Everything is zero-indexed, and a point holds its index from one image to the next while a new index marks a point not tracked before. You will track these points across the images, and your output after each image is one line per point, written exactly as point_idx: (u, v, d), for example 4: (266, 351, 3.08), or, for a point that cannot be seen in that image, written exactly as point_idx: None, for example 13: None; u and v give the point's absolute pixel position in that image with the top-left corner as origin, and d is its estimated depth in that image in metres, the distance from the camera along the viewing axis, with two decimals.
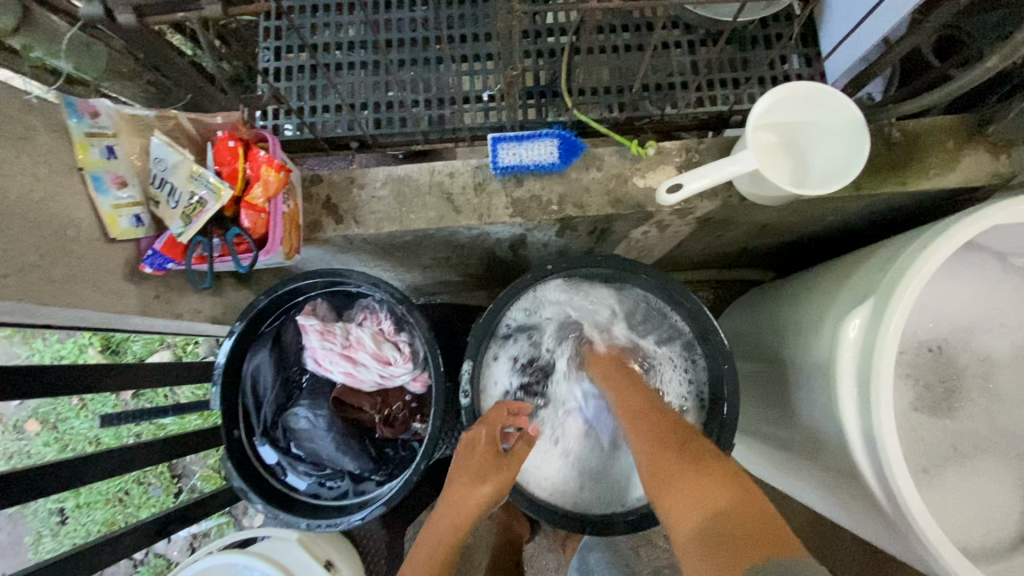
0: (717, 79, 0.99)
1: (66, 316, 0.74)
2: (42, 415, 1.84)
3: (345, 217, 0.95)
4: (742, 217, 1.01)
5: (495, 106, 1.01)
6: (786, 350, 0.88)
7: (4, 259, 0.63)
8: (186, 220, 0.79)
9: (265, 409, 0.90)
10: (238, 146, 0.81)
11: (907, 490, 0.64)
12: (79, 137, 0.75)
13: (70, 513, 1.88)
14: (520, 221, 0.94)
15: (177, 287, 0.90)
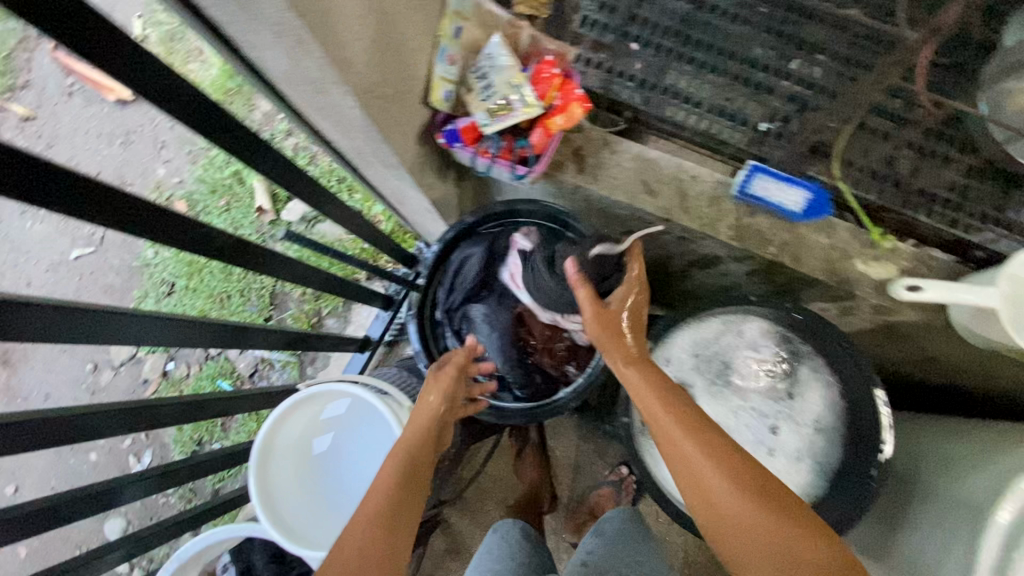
0: (977, 211, 0.98)
1: (373, 147, 0.86)
2: (194, 201, 1.91)
3: (587, 170, 1.04)
4: (925, 340, 1.04)
5: (766, 142, 1.03)
6: (932, 482, 0.89)
7: (380, 85, 0.75)
8: (491, 115, 0.89)
9: (454, 292, 1.03)
10: (557, 74, 0.90)
11: None
12: (448, 12, 0.88)
13: (177, 290, 2.07)
14: (736, 245, 1.00)
15: (433, 161, 1.02)
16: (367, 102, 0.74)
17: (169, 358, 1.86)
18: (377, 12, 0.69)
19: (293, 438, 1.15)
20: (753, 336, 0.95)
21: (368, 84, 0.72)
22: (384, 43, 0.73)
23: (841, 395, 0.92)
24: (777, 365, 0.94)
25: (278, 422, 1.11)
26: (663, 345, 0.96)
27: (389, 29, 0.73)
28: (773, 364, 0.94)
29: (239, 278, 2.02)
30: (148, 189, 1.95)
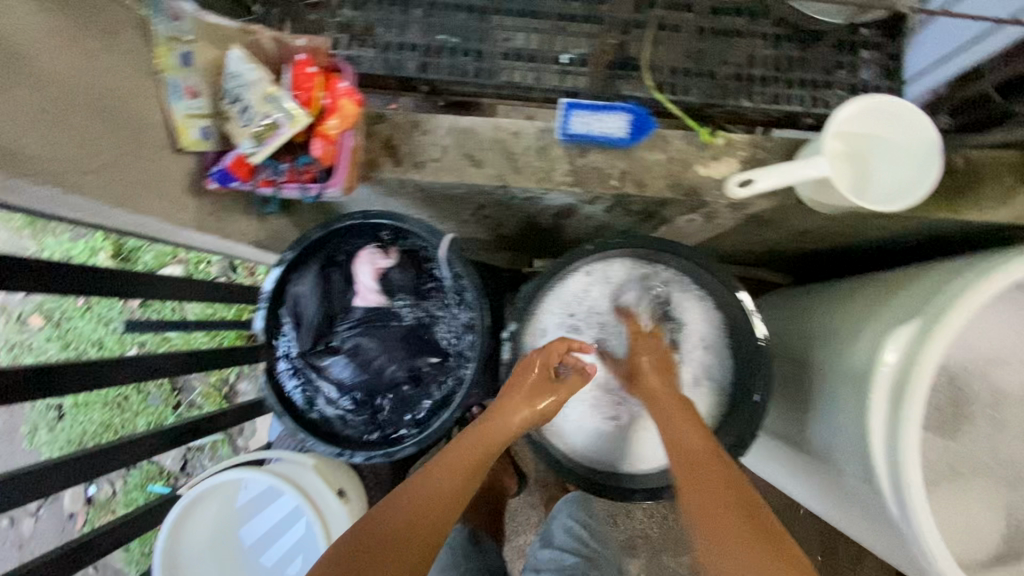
0: (797, 78, 0.95)
1: (131, 220, 0.73)
2: (49, 311, 1.77)
3: (404, 160, 0.95)
4: (790, 219, 1.04)
5: (572, 72, 0.96)
6: (818, 357, 0.91)
7: (87, 156, 0.63)
8: (257, 141, 0.77)
9: (303, 338, 0.89)
10: (317, 73, 0.78)
11: (919, 503, 0.68)
12: (160, 40, 0.73)
13: (68, 411, 1.86)
14: (578, 190, 0.94)
15: (230, 205, 0.90)
16: (73, 179, 0.61)
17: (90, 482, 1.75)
18: (32, 73, 0.56)
19: (200, 540, 1.06)
20: (618, 277, 0.91)
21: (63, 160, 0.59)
22: (65, 107, 0.60)
23: (715, 308, 0.90)
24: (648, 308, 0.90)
25: (173, 534, 1.01)
26: (534, 320, 0.91)
27: (64, 90, 0.60)
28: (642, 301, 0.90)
29: None
30: None
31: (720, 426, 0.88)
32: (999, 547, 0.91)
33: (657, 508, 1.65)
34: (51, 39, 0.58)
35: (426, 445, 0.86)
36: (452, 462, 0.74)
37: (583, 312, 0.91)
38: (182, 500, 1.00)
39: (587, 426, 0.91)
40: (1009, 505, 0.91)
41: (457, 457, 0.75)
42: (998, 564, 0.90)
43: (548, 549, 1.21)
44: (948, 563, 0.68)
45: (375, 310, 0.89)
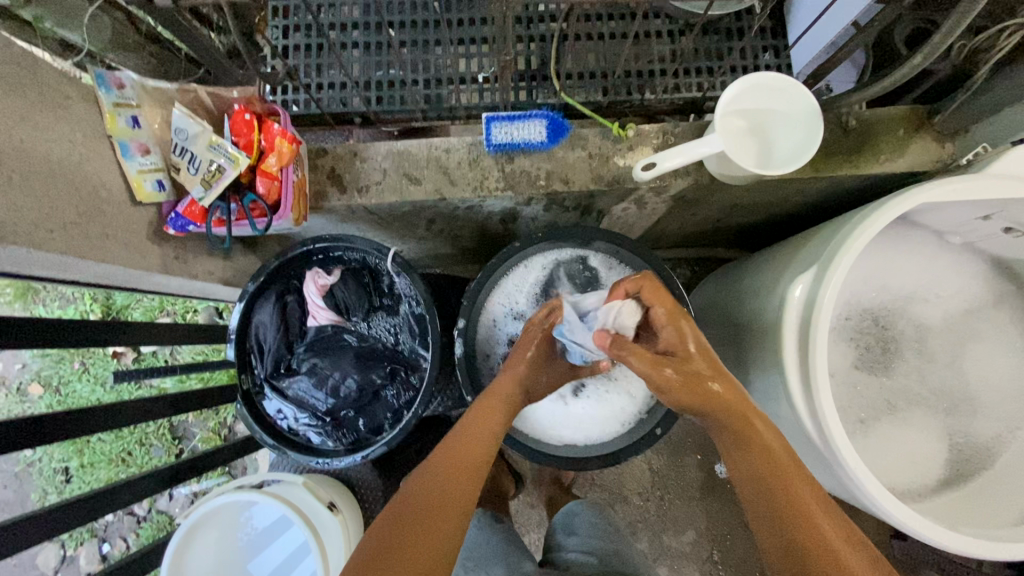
0: (692, 67, 1.09)
1: (100, 270, 0.81)
2: (46, 378, 1.83)
3: (348, 187, 1.03)
4: (715, 195, 1.11)
5: (488, 88, 1.11)
6: (745, 315, 0.99)
7: (50, 216, 0.71)
8: (206, 186, 0.87)
9: (265, 364, 0.97)
10: (253, 119, 0.88)
11: (836, 426, 0.77)
12: (107, 107, 0.82)
13: (74, 473, 1.91)
14: (510, 193, 1.02)
15: (193, 248, 0.98)
16: (40, 237, 0.69)
17: (103, 540, 1.81)
18: None
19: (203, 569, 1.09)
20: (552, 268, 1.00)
21: (28, 222, 0.67)
22: (25, 175, 0.68)
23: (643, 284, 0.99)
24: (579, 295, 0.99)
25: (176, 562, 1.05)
26: (482, 315, 0.98)
27: (23, 161, 0.68)
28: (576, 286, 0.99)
29: (130, 430, 1.88)
30: None
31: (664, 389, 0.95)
32: (945, 471, 0.96)
33: (651, 491, 1.69)
34: (6, 119, 0.67)
35: (393, 445, 0.94)
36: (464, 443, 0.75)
37: (525, 302, 0.99)
38: (180, 527, 1.05)
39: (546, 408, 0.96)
40: (948, 430, 0.97)
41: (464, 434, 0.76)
42: (946, 487, 0.95)
43: (576, 537, 1.10)
44: (870, 478, 0.78)
45: (329, 330, 0.98)
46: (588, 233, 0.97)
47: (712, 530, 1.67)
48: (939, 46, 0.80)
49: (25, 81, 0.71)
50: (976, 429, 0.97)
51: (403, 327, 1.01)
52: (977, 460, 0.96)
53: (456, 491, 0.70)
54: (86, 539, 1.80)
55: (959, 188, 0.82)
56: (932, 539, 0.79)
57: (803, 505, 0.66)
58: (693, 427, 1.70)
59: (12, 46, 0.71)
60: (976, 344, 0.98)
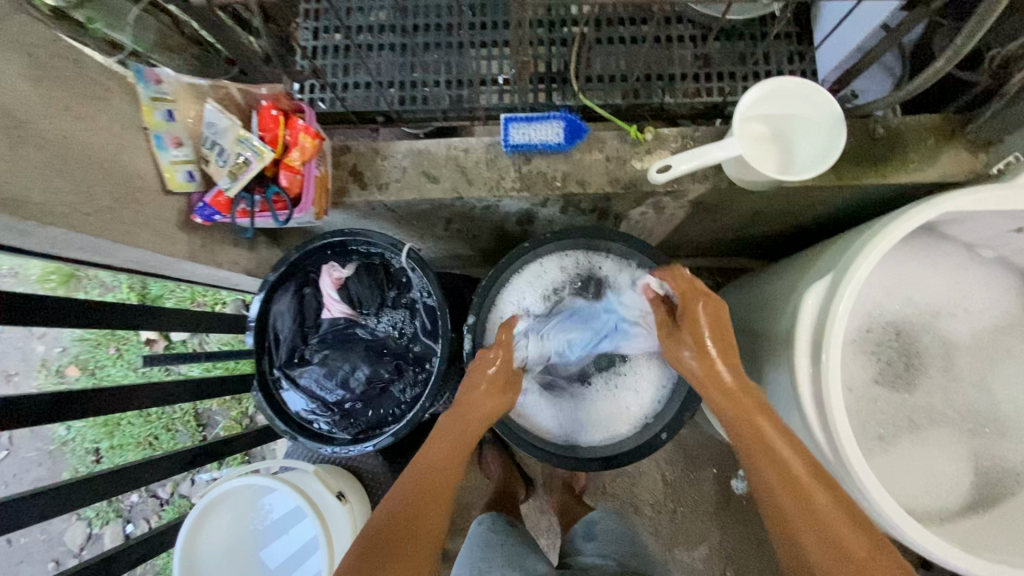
0: (715, 72, 1.09)
1: (130, 255, 0.85)
2: (83, 361, 1.91)
3: (369, 184, 1.05)
4: (734, 201, 1.10)
5: (509, 90, 1.12)
6: (761, 324, 0.97)
7: (87, 200, 0.75)
8: (232, 177, 0.90)
9: (280, 352, 0.99)
10: (279, 115, 0.92)
11: (847, 441, 0.75)
12: (145, 101, 0.87)
13: (104, 454, 1.99)
14: (526, 194, 1.03)
15: (219, 238, 1.02)
16: (75, 220, 0.73)
17: (127, 520, 1.88)
18: (35, 136, 0.69)
19: (215, 550, 1.12)
20: (566, 270, 1.01)
21: (65, 205, 0.71)
22: (65, 161, 0.72)
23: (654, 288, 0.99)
24: (588, 301, 1.00)
25: (188, 543, 1.07)
26: (492, 312, 0.99)
27: (64, 147, 0.73)
28: (586, 290, 1.00)
29: (158, 415, 1.96)
30: (35, 370, 1.94)
31: (671, 394, 0.95)
32: (969, 495, 0.91)
33: (664, 504, 1.65)
34: (50, 108, 0.72)
35: (400, 436, 0.96)
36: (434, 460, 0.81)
37: (537, 302, 1.00)
38: (195, 510, 1.07)
39: (551, 407, 0.97)
40: (974, 452, 0.92)
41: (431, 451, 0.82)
42: (970, 511, 0.91)
43: (593, 543, 1.09)
44: (882, 494, 0.75)
45: (343, 322, 1.01)
46: (601, 237, 0.98)
47: (725, 547, 1.63)
48: (964, 46, 0.77)
49: (69, 73, 0.76)
50: (1005, 453, 0.92)
51: (416, 322, 1.03)
52: (1005, 485, 0.91)
53: (429, 501, 0.76)
54: (112, 518, 1.88)
55: (987, 197, 0.79)
56: (946, 559, 0.76)
57: (832, 523, 0.67)
58: (709, 439, 1.66)
59: (60, 41, 0.76)
60: (1005, 362, 0.94)
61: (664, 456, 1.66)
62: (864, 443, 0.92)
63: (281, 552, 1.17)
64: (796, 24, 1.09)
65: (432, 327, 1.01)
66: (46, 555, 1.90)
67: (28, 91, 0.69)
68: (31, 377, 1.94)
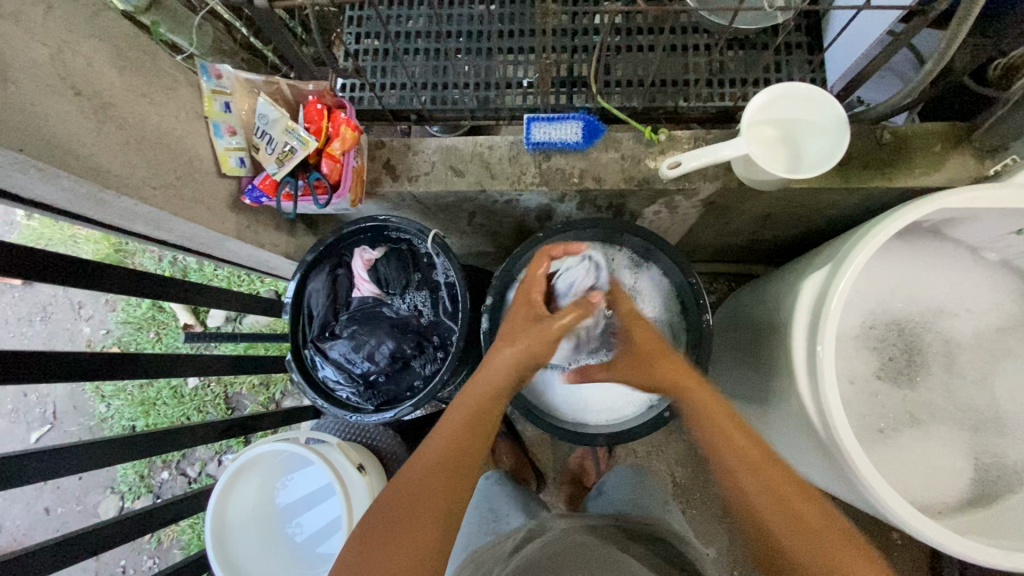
0: (728, 79, 1.16)
1: (186, 229, 0.95)
2: (126, 343, 2.05)
3: (400, 176, 1.14)
4: (744, 202, 1.15)
5: (532, 92, 1.20)
6: (765, 317, 1.02)
7: (155, 176, 0.85)
8: (280, 163, 1.00)
9: (313, 327, 1.08)
10: (323, 108, 1.01)
11: (839, 424, 0.79)
12: (207, 92, 0.97)
13: (139, 432, 2.11)
14: (545, 188, 1.10)
15: (263, 221, 1.12)
16: (145, 193, 0.82)
17: (157, 496, 1.99)
18: (117, 117, 0.79)
19: (244, 512, 1.19)
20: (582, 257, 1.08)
21: (137, 178, 0.81)
22: (139, 140, 0.82)
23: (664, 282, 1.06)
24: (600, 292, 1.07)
25: (221, 502, 1.15)
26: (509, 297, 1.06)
27: (139, 129, 0.83)
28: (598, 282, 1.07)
29: (191, 396, 2.07)
30: (82, 349, 2.08)
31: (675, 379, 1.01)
32: (969, 491, 0.93)
33: (673, 504, 1.67)
34: (129, 94, 0.82)
35: (420, 408, 1.03)
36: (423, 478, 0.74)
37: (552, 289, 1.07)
38: (228, 472, 1.14)
39: (561, 387, 1.03)
40: (975, 449, 0.95)
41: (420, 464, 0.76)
42: (970, 507, 0.92)
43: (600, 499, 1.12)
44: (875, 477, 0.79)
45: (371, 301, 1.08)
46: (614, 230, 1.05)
47: (732, 550, 1.64)
48: (948, 49, 0.81)
49: (147, 65, 0.87)
50: (1005, 451, 0.94)
51: (439, 305, 1.11)
52: (1005, 483, 0.92)
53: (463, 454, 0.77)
54: (143, 493, 1.98)
55: (986, 196, 0.83)
56: (937, 542, 0.80)
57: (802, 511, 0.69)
58: None
59: (140, 37, 0.87)
60: (1008, 363, 0.96)
61: (673, 457, 1.68)
62: (864, 435, 0.95)
63: (305, 524, 1.24)
64: (808, 35, 1.16)
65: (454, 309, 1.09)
66: (80, 525, 2.01)
67: (113, 78, 0.79)
68: None
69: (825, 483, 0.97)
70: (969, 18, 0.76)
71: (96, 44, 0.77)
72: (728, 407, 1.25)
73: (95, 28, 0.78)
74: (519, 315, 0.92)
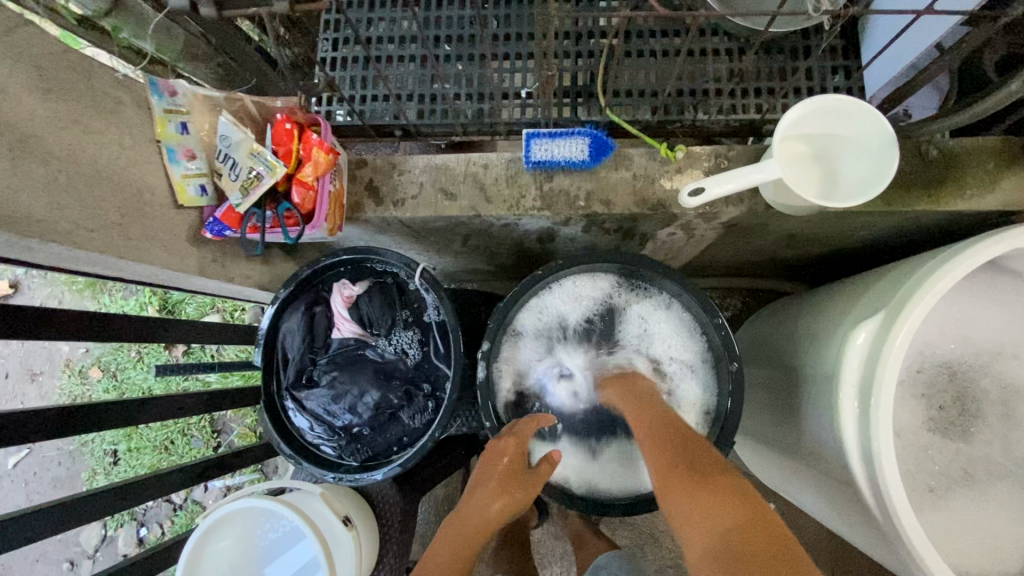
0: (752, 88, 1.03)
1: (137, 270, 0.83)
2: (105, 363, 1.94)
3: (384, 200, 1.01)
4: (770, 225, 1.03)
5: (532, 104, 1.08)
6: (800, 360, 0.90)
7: (92, 216, 0.72)
8: (244, 192, 0.88)
9: (289, 373, 0.96)
10: (293, 128, 0.88)
11: (899, 504, 0.68)
12: (159, 112, 0.85)
13: (121, 456, 2.00)
14: (547, 213, 0.98)
15: (231, 253, 1.00)
16: (79, 237, 0.70)
17: (141, 524, 1.88)
18: (41, 150, 0.67)
19: (219, 570, 1.07)
20: (597, 292, 0.96)
21: (69, 222, 0.69)
22: (70, 176, 0.70)
23: (684, 320, 0.94)
24: (611, 331, 0.95)
25: (190, 562, 1.03)
26: (507, 339, 0.95)
27: (70, 162, 0.70)
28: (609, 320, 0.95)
29: (174, 419, 1.96)
30: (59, 370, 1.97)
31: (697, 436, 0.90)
32: None
33: None
34: (57, 121, 0.70)
35: (409, 466, 0.92)
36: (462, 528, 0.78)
37: (556, 329, 0.95)
38: (197, 528, 1.03)
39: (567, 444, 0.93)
40: None
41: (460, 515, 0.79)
42: None
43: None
44: (939, 564, 0.68)
45: (353, 343, 0.96)
46: (626, 264, 0.92)
47: None
48: None
49: (81, 86, 0.74)
50: None
51: (430, 345, 0.99)
52: None
53: None
54: (126, 521, 1.88)
55: None
56: None
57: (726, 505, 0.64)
58: None
59: (72, 53, 0.74)
60: None
61: None
62: (912, 496, 0.84)
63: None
64: (842, 37, 1.03)
65: (445, 351, 0.97)
66: (61, 554, 1.92)
67: (34, 104, 0.67)
68: (55, 377, 1.97)
69: (868, 550, 0.86)
70: None
71: (11, 65, 0.65)
72: (754, 449, 1.13)
73: (10, 46, 0.65)
74: (495, 459, 0.83)
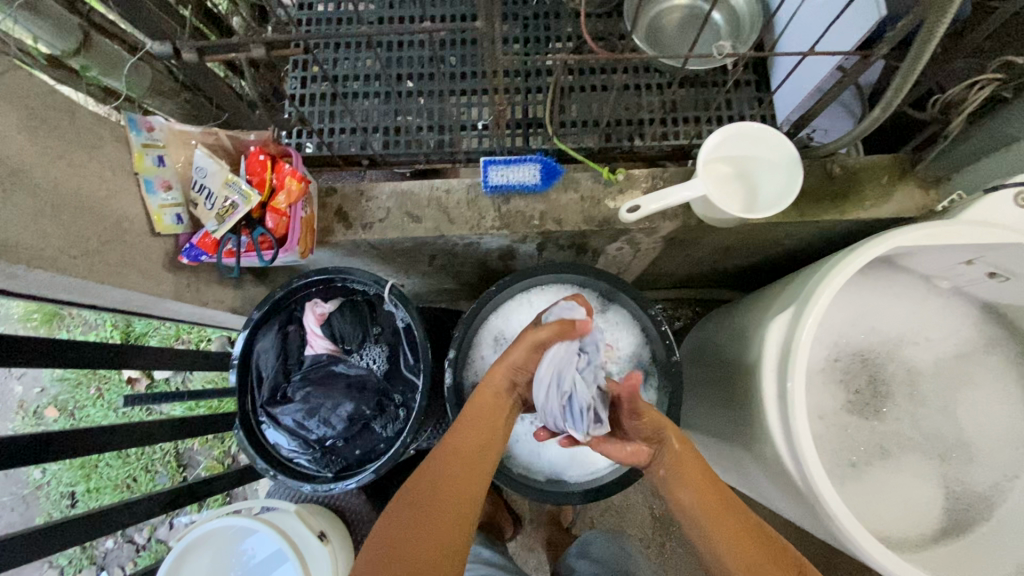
0: (682, 116, 1.18)
1: (116, 295, 0.87)
2: (62, 402, 1.88)
3: (354, 224, 1.08)
4: (705, 237, 1.15)
5: (487, 134, 1.19)
6: (733, 356, 1.01)
7: (75, 243, 0.77)
8: (219, 220, 0.93)
9: (263, 390, 1.00)
10: (266, 159, 0.96)
11: (814, 468, 0.77)
12: (136, 147, 0.90)
13: (80, 498, 1.93)
14: (506, 232, 1.07)
15: (205, 278, 1.04)
16: (63, 263, 0.75)
17: (101, 568, 1.81)
18: (29, 184, 0.72)
19: None
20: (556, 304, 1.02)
21: (55, 249, 0.74)
22: (55, 207, 0.75)
23: (632, 326, 1.03)
24: None
25: None
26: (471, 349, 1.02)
27: (55, 194, 0.76)
28: None
29: (137, 456, 1.91)
30: (12, 412, 1.91)
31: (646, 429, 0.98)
32: (942, 521, 0.94)
33: (653, 537, 1.63)
34: (43, 157, 0.75)
35: (381, 473, 0.96)
36: (440, 491, 0.76)
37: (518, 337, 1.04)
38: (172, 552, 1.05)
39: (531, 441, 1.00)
40: (944, 476, 0.95)
41: (421, 495, 0.76)
42: (944, 536, 0.93)
43: None
44: (853, 522, 0.77)
45: (325, 358, 1.02)
46: (578, 276, 1.02)
47: None
48: (896, 97, 0.83)
49: (64, 124, 0.80)
50: (973, 477, 0.94)
51: (400, 358, 1.05)
52: (976, 510, 0.93)
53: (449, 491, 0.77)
54: (85, 566, 1.81)
55: (935, 232, 0.84)
56: None
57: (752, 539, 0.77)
58: None
59: (56, 95, 0.80)
60: (968, 389, 0.97)
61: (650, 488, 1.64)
62: (837, 471, 0.95)
63: None
64: (754, 73, 1.20)
65: (416, 361, 1.04)
66: None
67: (22, 141, 0.72)
68: (8, 419, 1.90)
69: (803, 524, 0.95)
70: (926, 52, 0.74)
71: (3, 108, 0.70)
72: (706, 447, 1.23)
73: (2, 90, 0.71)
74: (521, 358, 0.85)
